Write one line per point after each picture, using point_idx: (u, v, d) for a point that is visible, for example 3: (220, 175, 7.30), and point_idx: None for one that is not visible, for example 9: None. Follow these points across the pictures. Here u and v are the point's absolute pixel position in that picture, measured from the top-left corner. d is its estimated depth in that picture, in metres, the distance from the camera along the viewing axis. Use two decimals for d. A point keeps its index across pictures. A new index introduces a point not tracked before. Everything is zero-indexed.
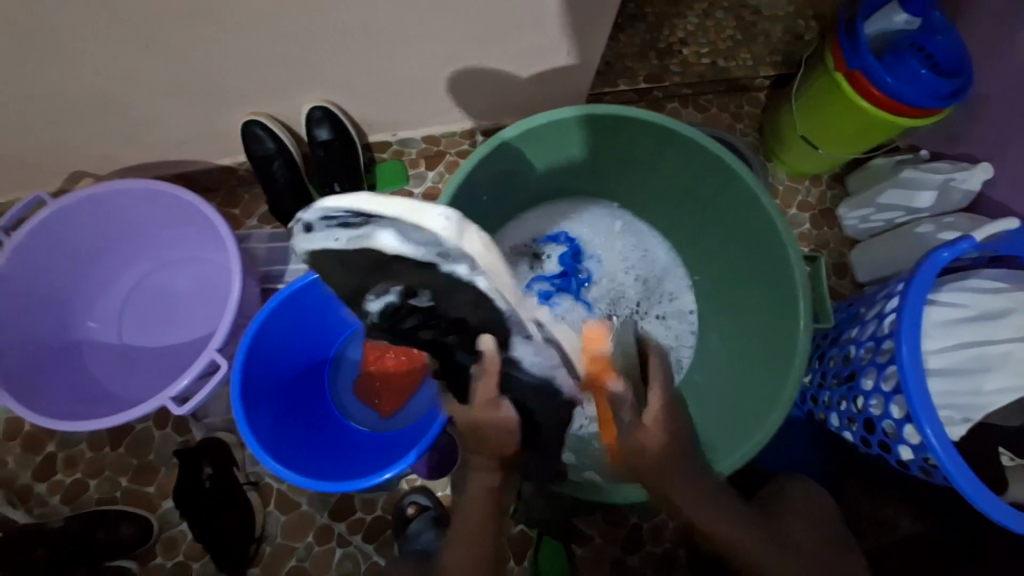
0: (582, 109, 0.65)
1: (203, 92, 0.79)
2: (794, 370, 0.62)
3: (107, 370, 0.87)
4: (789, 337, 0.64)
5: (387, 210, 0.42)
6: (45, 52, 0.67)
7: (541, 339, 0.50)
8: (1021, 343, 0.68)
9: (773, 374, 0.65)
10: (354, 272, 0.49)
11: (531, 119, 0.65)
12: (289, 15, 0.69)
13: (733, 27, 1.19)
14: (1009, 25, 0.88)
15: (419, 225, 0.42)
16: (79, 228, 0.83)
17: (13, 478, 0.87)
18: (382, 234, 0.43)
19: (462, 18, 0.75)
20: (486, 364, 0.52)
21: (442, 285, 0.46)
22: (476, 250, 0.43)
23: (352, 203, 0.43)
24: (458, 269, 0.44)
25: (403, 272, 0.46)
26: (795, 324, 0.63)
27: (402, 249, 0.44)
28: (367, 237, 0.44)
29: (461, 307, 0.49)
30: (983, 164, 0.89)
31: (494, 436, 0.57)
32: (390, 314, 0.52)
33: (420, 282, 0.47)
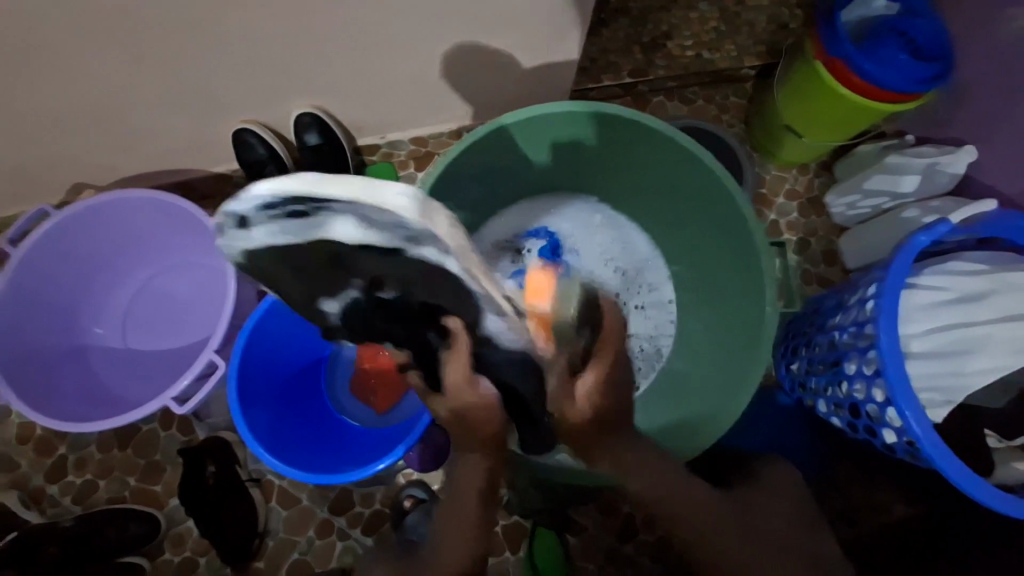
0: (554, 106, 0.67)
1: (194, 101, 0.82)
2: (763, 354, 0.64)
3: (113, 373, 0.90)
4: (759, 322, 0.66)
5: (340, 193, 0.41)
6: (43, 69, 0.70)
7: (508, 315, 0.55)
8: (1003, 324, 0.69)
9: (744, 358, 0.67)
10: (311, 251, 0.50)
11: (504, 117, 0.66)
12: (275, 23, 0.71)
13: (717, 19, 1.20)
14: (987, 8, 0.88)
15: (381, 206, 0.41)
16: (80, 238, 0.86)
17: (25, 480, 0.91)
18: (341, 220, 0.45)
19: (442, 21, 0.77)
20: (457, 342, 0.59)
21: (408, 262, 0.49)
22: (438, 231, 0.43)
23: (294, 185, 0.42)
24: (422, 250, 0.47)
25: (370, 251, 0.49)
26: (764, 308, 0.65)
27: (365, 233, 0.46)
28: (325, 222, 0.45)
29: (427, 288, 0.53)
30: (968, 147, 0.90)
31: (479, 416, 0.62)
32: (355, 309, 0.60)
33: (385, 262, 0.51)
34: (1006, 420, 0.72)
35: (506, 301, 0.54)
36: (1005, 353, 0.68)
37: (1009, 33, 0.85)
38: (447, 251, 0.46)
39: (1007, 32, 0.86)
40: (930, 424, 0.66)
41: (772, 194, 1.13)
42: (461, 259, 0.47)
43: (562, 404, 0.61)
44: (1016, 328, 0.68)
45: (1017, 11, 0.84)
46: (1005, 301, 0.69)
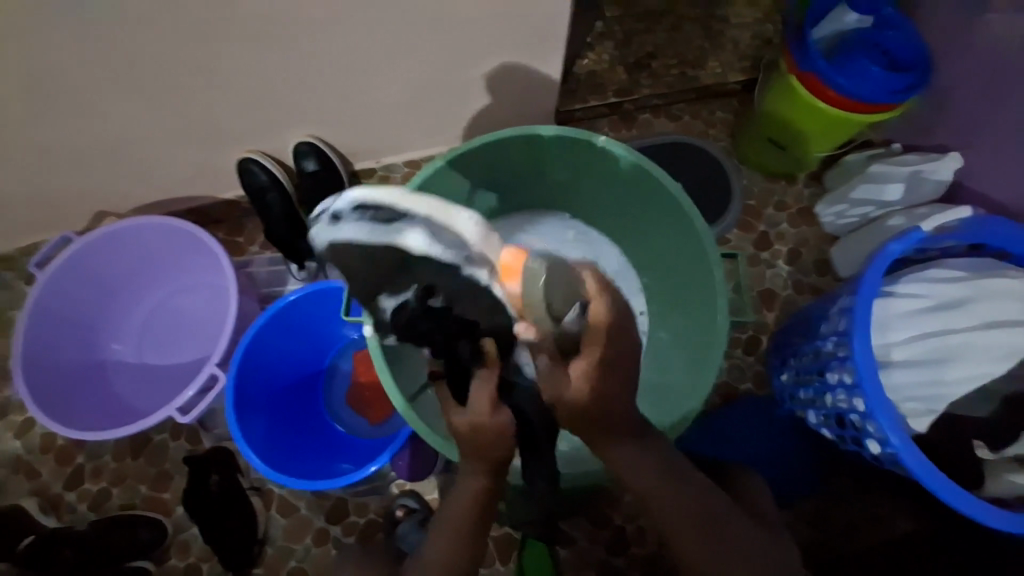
0: (518, 131, 0.70)
1: (203, 133, 0.90)
2: (716, 358, 0.67)
3: (128, 387, 0.97)
4: (714, 330, 0.69)
5: (424, 213, 0.53)
6: (71, 108, 0.79)
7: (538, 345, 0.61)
8: (980, 331, 0.68)
9: (703, 364, 0.70)
10: (374, 266, 0.58)
11: (470, 142, 0.70)
12: (272, 57, 0.78)
13: (701, 37, 1.23)
14: (961, 16, 0.90)
15: (455, 231, 0.53)
16: (100, 261, 0.94)
17: (47, 487, 0.98)
18: (415, 233, 0.53)
19: (425, 50, 0.84)
20: (490, 366, 0.61)
21: (458, 284, 0.57)
22: (496, 259, 0.55)
23: (391, 202, 0.54)
24: (475, 273, 0.55)
25: (430, 269, 0.56)
26: (718, 318, 0.68)
27: (431, 248, 0.54)
28: (400, 235, 0.54)
29: (473, 305, 0.60)
30: (952, 155, 0.91)
31: (489, 438, 0.59)
32: (407, 310, 0.62)
33: (441, 280, 0.57)
34: (996, 426, 0.70)
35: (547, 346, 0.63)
36: (982, 361, 0.68)
37: (985, 40, 0.86)
38: (502, 280, 0.57)
39: (984, 37, 0.87)
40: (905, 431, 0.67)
41: (760, 206, 1.13)
42: (508, 293, 0.57)
43: (558, 388, 0.57)
44: (993, 335, 0.68)
45: (991, 18, 0.85)
46: (984, 308, 0.69)
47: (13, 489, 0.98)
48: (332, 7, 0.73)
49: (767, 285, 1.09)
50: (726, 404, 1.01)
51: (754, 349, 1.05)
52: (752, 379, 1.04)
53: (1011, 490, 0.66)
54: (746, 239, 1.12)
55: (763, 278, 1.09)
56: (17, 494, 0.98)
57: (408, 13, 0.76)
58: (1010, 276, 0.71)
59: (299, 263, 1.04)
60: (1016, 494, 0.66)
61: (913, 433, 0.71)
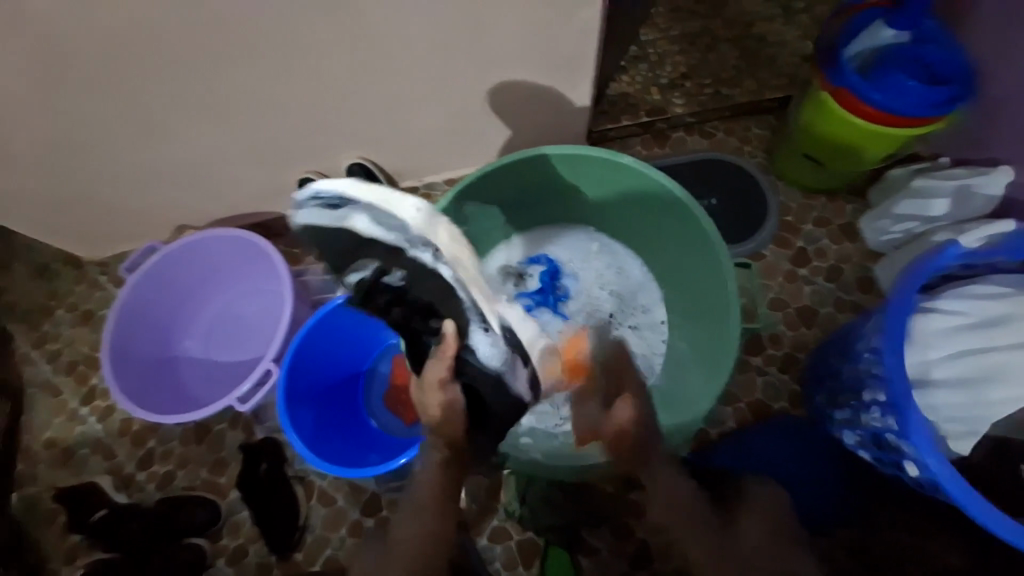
0: (543, 151, 0.76)
1: (270, 157, 1.02)
2: (728, 365, 0.70)
3: (196, 380, 1.09)
4: (728, 337, 0.72)
5: (369, 199, 0.61)
6: (164, 138, 0.93)
7: (496, 332, 0.63)
8: (1023, 349, 0.66)
9: (718, 371, 0.72)
10: (337, 247, 0.65)
11: (497, 161, 0.75)
12: (331, 92, 0.89)
13: (736, 57, 1.25)
14: (1012, 27, 0.87)
15: (397, 213, 0.60)
16: (179, 268, 1.07)
17: (122, 467, 1.11)
18: (361, 216, 0.62)
19: (465, 79, 0.92)
20: (444, 344, 0.62)
21: (408, 265, 0.62)
22: (438, 239, 0.61)
23: (340, 191, 0.62)
24: (418, 254, 0.61)
25: (380, 251, 0.62)
26: (732, 326, 0.71)
27: (378, 229, 0.61)
28: (349, 219, 0.62)
29: (429, 289, 0.63)
30: (1003, 168, 0.89)
31: (443, 410, 0.66)
32: (365, 287, 0.66)
33: (392, 261, 0.63)
34: None
35: (501, 316, 0.64)
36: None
37: None
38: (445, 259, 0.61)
39: None
40: (944, 456, 0.64)
41: (798, 222, 1.11)
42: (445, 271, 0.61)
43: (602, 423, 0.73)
44: None
45: None
46: None
47: (93, 467, 1.12)
48: (384, 48, 0.82)
49: (804, 302, 1.06)
50: (757, 421, 0.99)
51: (789, 368, 1.02)
52: (787, 398, 1.01)
53: None
54: (782, 255, 1.09)
55: (799, 295, 1.06)
56: (98, 471, 1.11)
57: (450, 48, 0.84)
58: None
59: None
60: None
61: (955, 456, 0.68)
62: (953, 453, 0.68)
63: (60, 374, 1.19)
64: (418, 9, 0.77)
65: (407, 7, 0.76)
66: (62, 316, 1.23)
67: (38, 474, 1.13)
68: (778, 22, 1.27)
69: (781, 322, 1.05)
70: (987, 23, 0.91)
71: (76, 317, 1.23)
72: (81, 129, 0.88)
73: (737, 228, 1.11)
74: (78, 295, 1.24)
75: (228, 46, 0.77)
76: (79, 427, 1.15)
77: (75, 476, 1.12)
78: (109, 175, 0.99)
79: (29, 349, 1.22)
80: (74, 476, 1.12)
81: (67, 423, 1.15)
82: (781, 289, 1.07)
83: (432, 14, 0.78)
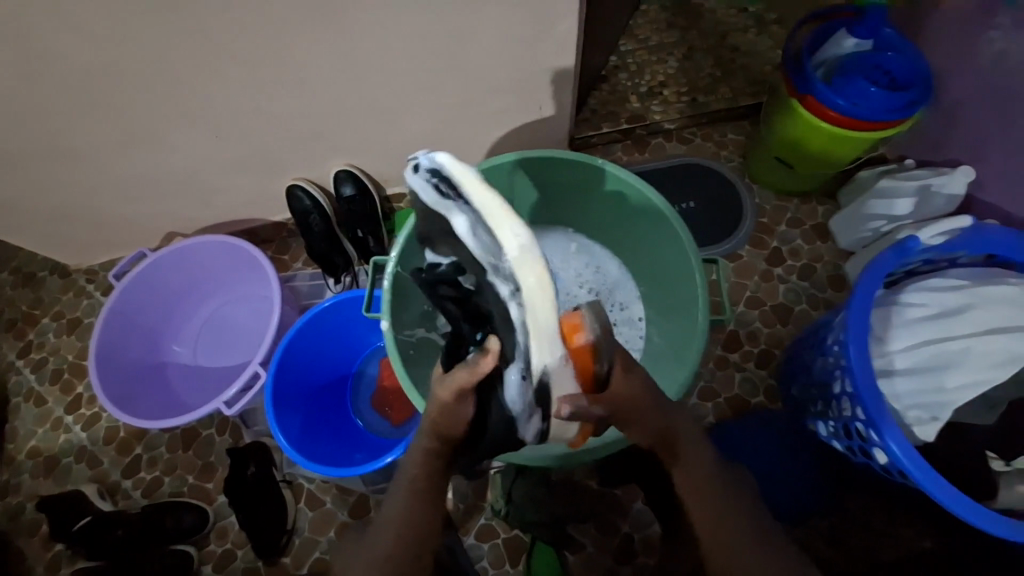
0: (520, 155, 0.79)
1: (258, 164, 1.04)
2: (694, 355, 0.72)
3: (184, 385, 1.10)
4: (695, 329, 0.75)
5: (477, 203, 0.54)
6: (153, 146, 0.95)
7: (529, 382, 0.56)
8: (979, 337, 0.71)
9: (684, 361, 0.75)
10: (428, 224, 0.64)
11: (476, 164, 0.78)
12: (316, 101, 0.92)
13: (712, 66, 1.30)
14: (965, 35, 0.92)
15: (495, 239, 0.52)
16: (167, 275, 1.08)
17: (107, 474, 1.10)
18: (463, 218, 0.55)
19: (447, 88, 0.95)
20: (482, 359, 0.57)
21: (484, 283, 0.58)
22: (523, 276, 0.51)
23: (456, 178, 0.56)
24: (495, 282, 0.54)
25: (467, 254, 0.58)
26: (699, 318, 0.74)
27: (473, 238, 0.55)
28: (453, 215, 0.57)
29: (496, 314, 0.59)
30: (963, 169, 0.92)
31: (446, 419, 0.60)
32: (437, 271, 0.68)
33: (474, 269, 0.59)
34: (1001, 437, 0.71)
35: (543, 372, 0.54)
36: (983, 367, 0.70)
37: (990, 56, 0.88)
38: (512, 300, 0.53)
39: (987, 54, 0.89)
40: (908, 441, 0.66)
41: (773, 223, 1.15)
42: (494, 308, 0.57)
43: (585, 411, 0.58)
44: (994, 341, 0.70)
45: (994, 35, 0.87)
46: (982, 315, 0.72)
47: (77, 476, 1.11)
48: (367, 58, 0.85)
49: (780, 300, 1.09)
50: (736, 416, 1.02)
51: (766, 364, 1.05)
52: (764, 393, 1.03)
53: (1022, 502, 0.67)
54: (758, 255, 1.13)
55: (775, 293, 1.10)
56: (83, 480, 1.11)
57: (432, 58, 0.88)
58: (1009, 285, 0.73)
59: (335, 277, 1.15)
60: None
61: (921, 441, 0.72)
62: (919, 439, 0.71)
63: (45, 383, 1.19)
64: (399, 20, 0.80)
65: (388, 19, 0.79)
66: (47, 325, 1.24)
67: (22, 484, 1.12)
68: (751, 33, 1.32)
69: (758, 320, 1.08)
70: (941, 33, 0.96)
71: (62, 326, 1.24)
72: (68, 138, 0.90)
73: (715, 230, 1.15)
74: (64, 303, 1.25)
75: (215, 56, 0.80)
76: (63, 436, 1.15)
77: (59, 485, 1.11)
78: (96, 183, 1.01)
79: (14, 358, 1.22)
80: (59, 485, 1.11)
81: (52, 432, 1.15)
82: (757, 288, 1.11)
83: (413, 25, 0.81)
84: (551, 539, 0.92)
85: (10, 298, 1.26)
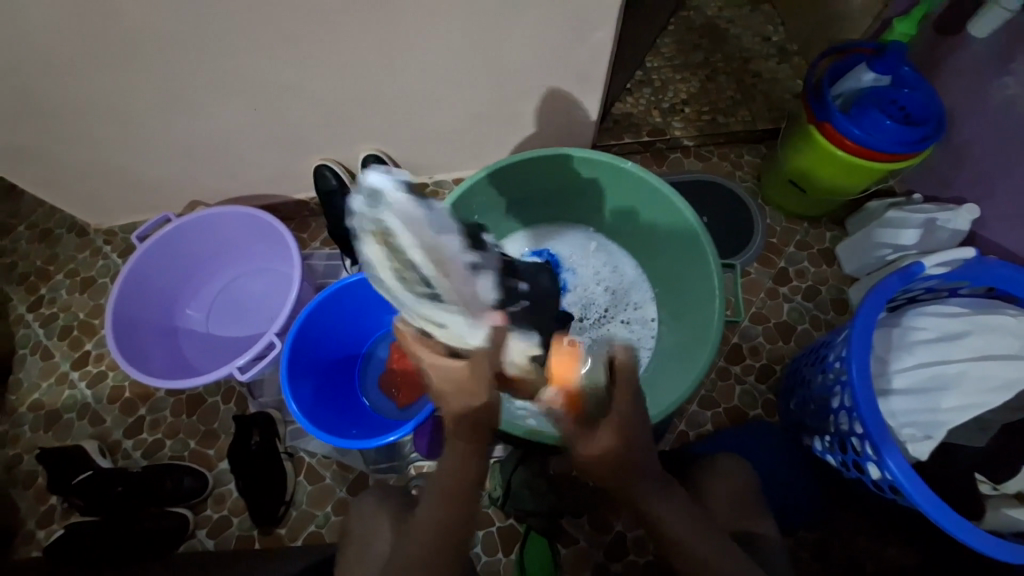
0: (552, 151, 0.83)
1: (291, 142, 1.07)
2: (707, 352, 0.74)
3: (196, 350, 1.12)
4: (707, 329, 0.78)
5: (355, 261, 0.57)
6: (192, 114, 0.97)
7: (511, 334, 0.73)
8: (976, 362, 0.75)
9: (692, 359, 0.79)
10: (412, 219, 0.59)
11: (510, 157, 0.82)
12: (356, 84, 0.95)
13: (733, 89, 1.34)
14: (980, 79, 0.97)
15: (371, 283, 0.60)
16: (189, 241, 1.10)
17: (108, 433, 1.11)
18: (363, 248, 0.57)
19: (483, 85, 0.98)
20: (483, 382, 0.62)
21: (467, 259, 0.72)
22: (439, 314, 0.56)
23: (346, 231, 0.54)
24: (480, 285, 0.58)
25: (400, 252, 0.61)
26: (712, 318, 0.77)
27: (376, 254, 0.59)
28: (436, 234, 0.52)
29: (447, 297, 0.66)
30: (968, 206, 0.98)
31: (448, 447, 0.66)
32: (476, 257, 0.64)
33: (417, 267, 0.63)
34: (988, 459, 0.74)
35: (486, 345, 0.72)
36: (979, 392, 0.73)
37: (1001, 100, 0.93)
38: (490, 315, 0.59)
39: (999, 98, 0.94)
40: (905, 458, 0.69)
41: (782, 244, 1.18)
42: (482, 310, 0.58)
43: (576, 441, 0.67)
44: (987, 367, 0.74)
45: (1008, 80, 0.92)
46: (978, 341, 0.76)
47: (77, 432, 1.12)
48: (412, 49, 0.88)
49: (784, 318, 1.13)
50: (733, 425, 1.04)
51: (766, 378, 1.08)
52: (762, 406, 1.06)
53: (1009, 525, 0.70)
54: (765, 273, 1.16)
55: (779, 311, 1.13)
56: (82, 436, 1.12)
57: (472, 55, 0.91)
58: (1009, 315, 0.77)
59: (353, 258, 1.17)
60: (1011, 528, 0.69)
61: (915, 460, 0.74)
62: (913, 457, 0.74)
63: (54, 338, 1.20)
64: (448, 18, 0.83)
65: (438, 15, 0.83)
66: (60, 281, 1.25)
67: (21, 435, 1.13)
68: (773, 61, 1.37)
69: (760, 335, 1.11)
70: (957, 75, 1.01)
71: (76, 284, 1.25)
72: (111, 98, 0.92)
73: (727, 246, 1.18)
74: (79, 262, 1.26)
75: (267, 32, 0.82)
76: (67, 391, 1.15)
77: (58, 440, 1.12)
78: (131, 144, 1.03)
79: (25, 311, 1.23)
80: (59, 440, 1.12)
81: (56, 387, 1.16)
82: (763, 304, 1.14)
83: (460, 21, 0.84)
84: (545, 530, 0.94)
85: (25, 252, 1.27)
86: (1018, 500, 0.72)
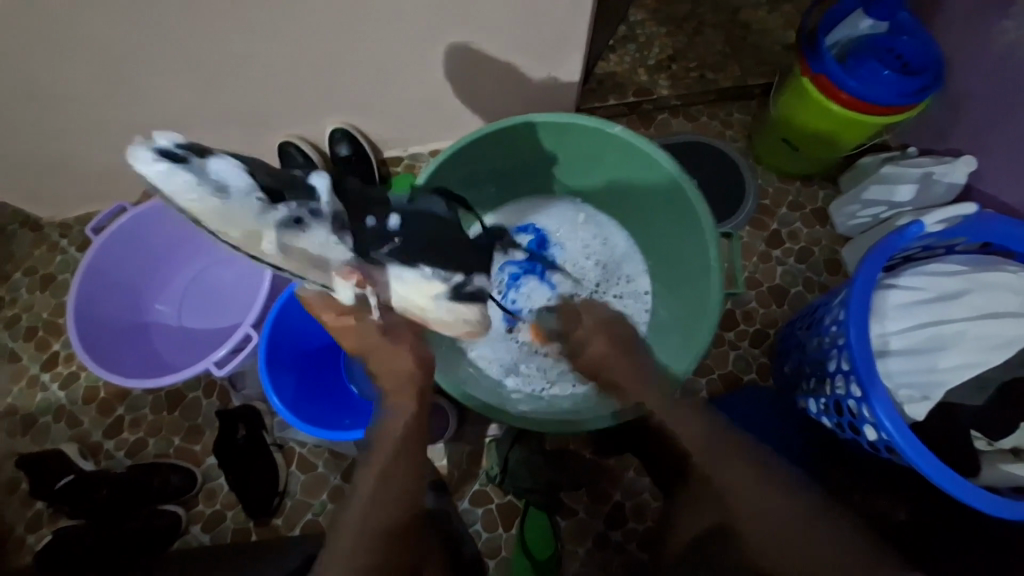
0: (533, 118, 0.77)
1: (252, 119, 0.99)
2: (707, 326, 0.72)
3: (169, 346, 1.07)
4: (706, 302, 0.75)
5: None
6: (138, 94, 0.88)
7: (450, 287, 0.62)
8: (976, 321, 0.74)
9: (692, 333, 0.77)
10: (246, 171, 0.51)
11: (488, 126, 0.76)
12: (317, 52, 0.86)
13: (722, 43, 1.27)
14: (981, 23, 0.92)
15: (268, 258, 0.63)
16: (149, 231, 1.03)
17: (87, 435, 1.07)
18: None
19: (456, 46, 0.90)
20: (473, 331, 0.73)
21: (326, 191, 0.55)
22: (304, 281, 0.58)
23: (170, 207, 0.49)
24: (313, 240, 0.52)
25: None
26: (710, 292, 0.74)
27: None
28: (221, 203, 0.46)
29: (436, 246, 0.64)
30: (965, 158, 0.96)
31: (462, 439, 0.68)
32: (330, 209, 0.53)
33: None
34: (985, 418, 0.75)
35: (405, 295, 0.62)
36: (976, 349, 0.73)
37: (1002, 45, 0.89)
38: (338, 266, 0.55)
39: (1000, 44, 0.89)
40: (904, 421, 0.68)
41: (774, 206, 1.15)
42: (330, 275, 0.56)
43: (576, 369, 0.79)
44: (984, 325, 0.73)
45: (1008, 24, 0.87)
46: (978, 299, 0.74)
47: (55, 435, 1.08)
48: (376, 9, 0.80)
49: (776, 282, 1.11)
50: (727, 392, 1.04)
51: (760, 342, 1.07)
52: (756, 370, 1.06)
53: (1005, 479, 0.71)
54: (757, 236, 1.13)
55: (772, 274, 1.11)
56: (62, 439, 1.07)
57: (441, 14, 0.83)
58: (1007, 271, 0.76)
59: None
60: (1009, 483, 0.71)
61: (911, 420, 0.75)
62: (909, 417, 0.74)
63: (19, 340, 1.14)
64: None
65: None
66: (19, 279, 1.17)
67: None
68: (762, 10, 1.29)
69: (754, 300, 1.09)
70: (959, 20, 0.95)
71: (36, 281, 1.17)
72: (41, 78, 0.82)
73: (720, 209, 1.14)
74: (37, 258, 1.18)
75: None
76: (40, 394, 1.10)
77: (36, 445, 1.08)
78: (74, 131, 0.94)
79: None
80: (36, 444, 1.08)
81: (27, 391, 1.10)
82: (756, 268, 1.11)
83: None
84: (545, 505, 0.94)
85: None
86: (1013, 455, 0.73)
